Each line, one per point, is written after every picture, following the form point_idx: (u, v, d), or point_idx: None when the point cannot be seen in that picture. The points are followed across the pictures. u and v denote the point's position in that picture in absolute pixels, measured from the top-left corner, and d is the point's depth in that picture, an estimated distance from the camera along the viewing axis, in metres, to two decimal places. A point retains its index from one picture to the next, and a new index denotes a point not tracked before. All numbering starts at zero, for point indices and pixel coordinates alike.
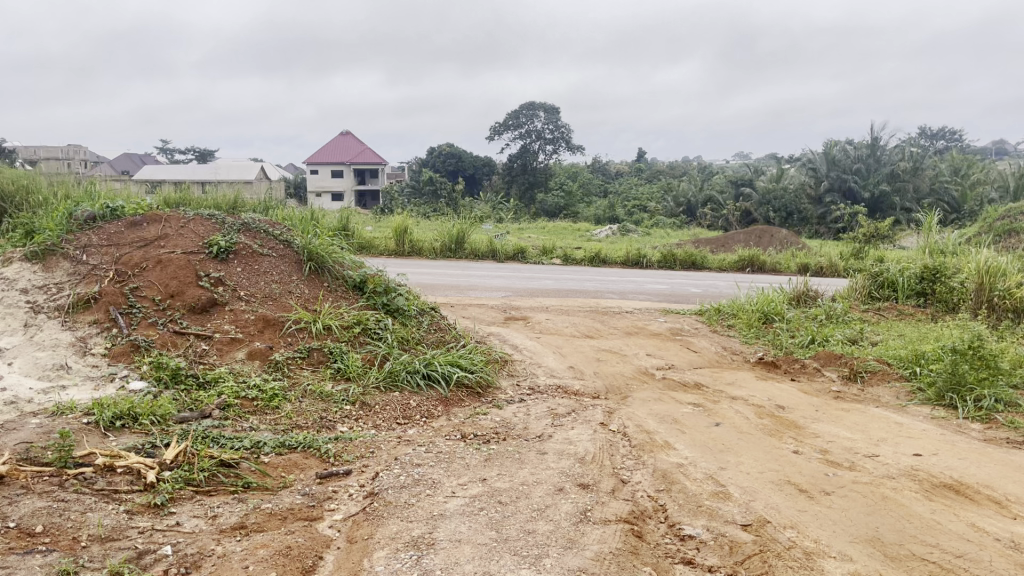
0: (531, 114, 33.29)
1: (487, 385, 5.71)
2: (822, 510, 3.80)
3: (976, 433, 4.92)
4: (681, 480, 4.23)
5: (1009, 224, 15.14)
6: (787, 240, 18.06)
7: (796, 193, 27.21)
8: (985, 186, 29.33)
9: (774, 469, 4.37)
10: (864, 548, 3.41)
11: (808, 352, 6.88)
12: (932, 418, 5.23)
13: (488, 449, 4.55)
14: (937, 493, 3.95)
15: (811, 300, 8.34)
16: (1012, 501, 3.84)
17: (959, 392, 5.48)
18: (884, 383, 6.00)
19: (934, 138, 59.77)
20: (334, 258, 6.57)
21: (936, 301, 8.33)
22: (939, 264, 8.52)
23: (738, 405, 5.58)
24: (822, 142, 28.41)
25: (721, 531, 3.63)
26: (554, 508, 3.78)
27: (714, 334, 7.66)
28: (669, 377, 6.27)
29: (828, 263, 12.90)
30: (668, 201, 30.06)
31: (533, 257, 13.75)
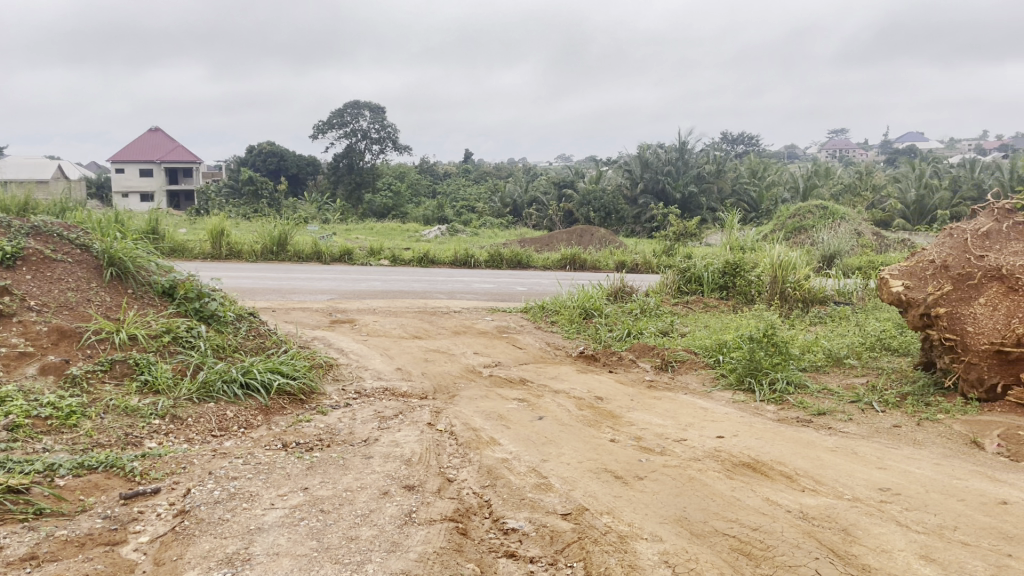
0: (356, 112, 32.64)
1: (310, 391, 5.55)
2: (635, 495, 4.00)
3: (772, 413, 5.37)
4: (506, 475, 4.31)
5: (798, 222, 16.59)
6: (605, 238, 18.88)
7: (613, 195, 28.50)
8: (780, 187, 31.96)
9: (592, 458, 4.55)
10: (672, 528, 3.62)
11: (624, 344, 7.22)
12: (733, 402, 5.64)
13: (311, 457, 4.43)
14: (737, 472, 4.27)
15: (627, 295, 8.78)
16: (801, 474, 4.21)
17: (757, 376, 5.95)
18: (692, 371, 6.43)
19: (734, 143, 64.77)
20: (139, 263, 6.15)
21: (737, 294, 8.98)
22: (738, 259, 9.19)
23: (560, 398, 5.76)
24: (637, 144, 29.92)
25: (542, 523, 3.73)
26: (378, 512, 3.74)
27: (538, 331, 7.87)
28: (495, 374, 6.38)
29: (643, 260, 13.64)
30: (495, 201, 30.67)
31: (359, 258, 13.55)
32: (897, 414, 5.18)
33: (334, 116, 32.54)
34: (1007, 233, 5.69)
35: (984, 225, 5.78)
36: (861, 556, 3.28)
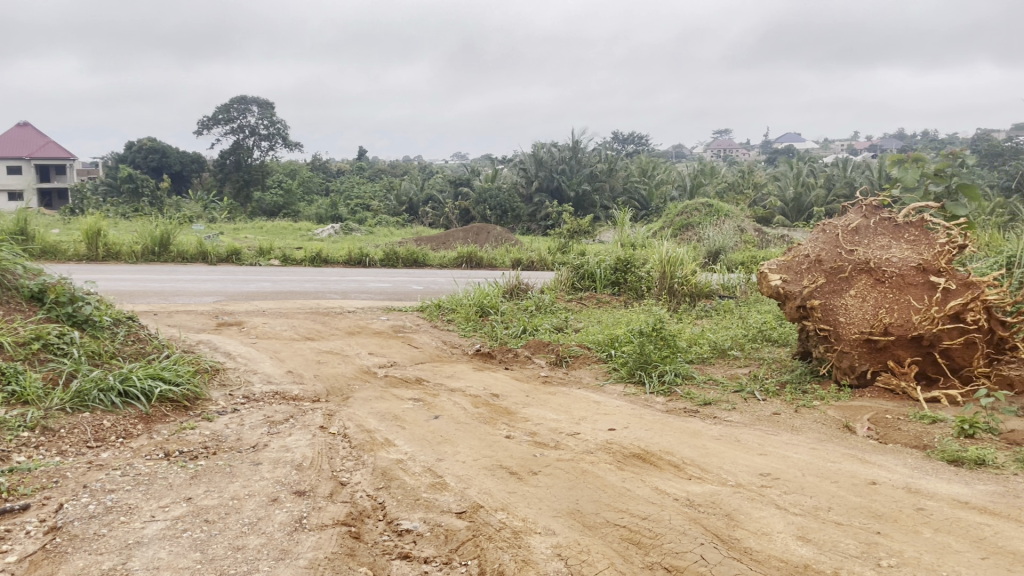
0: (243, 108, 31.61)
1: (195, 397, 5.34)
2: (529, 490, 4.04)
3: (661, 405, 5.53)
4: (400, 476, 4.27)
5: (686, 220, 17.13)
6: (501, 236, 18.97)
7: (508, 193, 28.69)
8: (669, 185, 32.93)
9: (487, 455, 4.56)
10: (565, 521, 3.67)
11: (519, 340, 7.27)
12: (625, 395, 5.78)
13: (196, 466, 4.26)
14: (628, 463, 4.37)
15: (523, 292, 8.85)
16: (688, 463, 4.35)
17: (647, 369, 6.10)
18: (585, 366, 6.54)
19: (625, 142, 66.31)
20: (3, 266, 5.75)
21: (628, 290, 9.19)
22: (629, 256, 9.40)
23: (456, 396, 5.75)
24: (531, 143, 30.20)
25: (437, 522, 3.71)
26: (266, 519, 3.63)
27: (434, 329, 7.83)
28: (390, 374, 6.30)
29: (539, 258, 13.79)
30: (390, 199, 30.38)
31: (248, 257, 13.14)
32: (776, 402, 5.43)
33: (220, 112, 31.36)
34: (874, 228, 6.04)
35: (853, 221, 6.12)
36: (743, 539, 3.41)
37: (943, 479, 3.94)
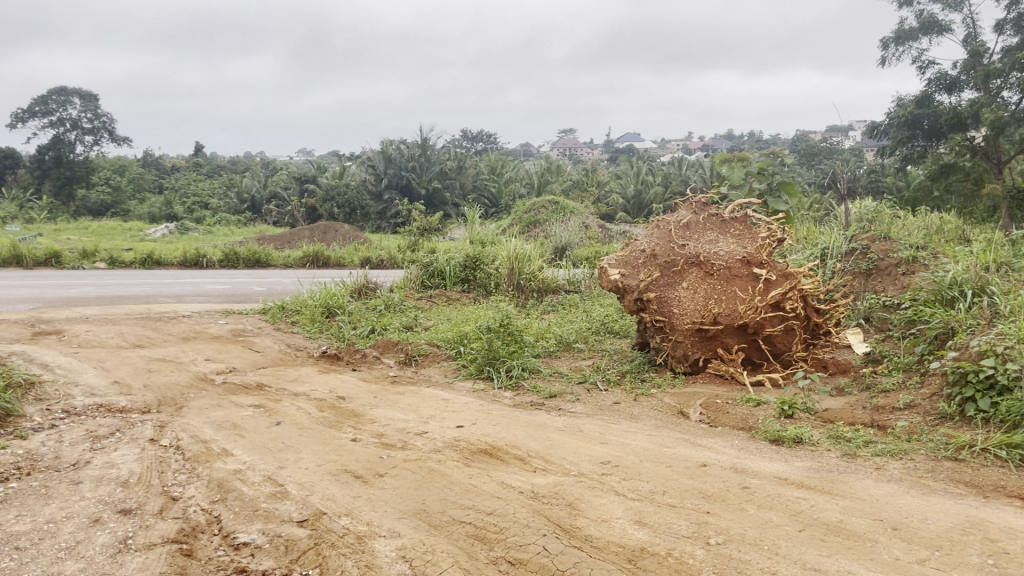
0: (62, 99, 29.28)
1: (6, 414, 4.87)
2: (374, 493, 3.97)
3: (509, 400, 5.59)
4: (238, 487, 4.08)
5: (533, 217, 17.48)
6: (349, 235, 18.63)
7: (357, 190, 28.18)
8: (518, 183, 33.48)
9: (331, 460, 4.44)
10: (410, 522, 3.63)
11: (367, 341, 7.15)
12: (474, 391, 5.79)
13: (5, 490, 3.89)
14: (475, 459, 4.39)
15: (371, 291, 8.71)
16: (533, 456, 4.42)
17: (495, 365, 6.15)
18: (435, 364, 6.51)
19: (474, 140, 66.70)
20: None
21: (478, 286, 9.25)
22: (478, 253, 9.46)
23: (300, 401, 5.56)
24: (379, 140, 29.82)
25: (276, 533, 3.57)
26: (87, 542, 3.37)
27: (277, 332, 7.56)
28: (230, 381, 6.02)
29: (388, 256, 13.64)
30: (231, 197, 29.10)
31: (70, 260, 12.18)
32: (618, 392, 5.62)
33: (37, 103, 28.84)
34: (703, 224, 6.38)
35: (685, 217, 6.43)
36: (584, 527, 3.50)
37: (766, 458, 4.22)
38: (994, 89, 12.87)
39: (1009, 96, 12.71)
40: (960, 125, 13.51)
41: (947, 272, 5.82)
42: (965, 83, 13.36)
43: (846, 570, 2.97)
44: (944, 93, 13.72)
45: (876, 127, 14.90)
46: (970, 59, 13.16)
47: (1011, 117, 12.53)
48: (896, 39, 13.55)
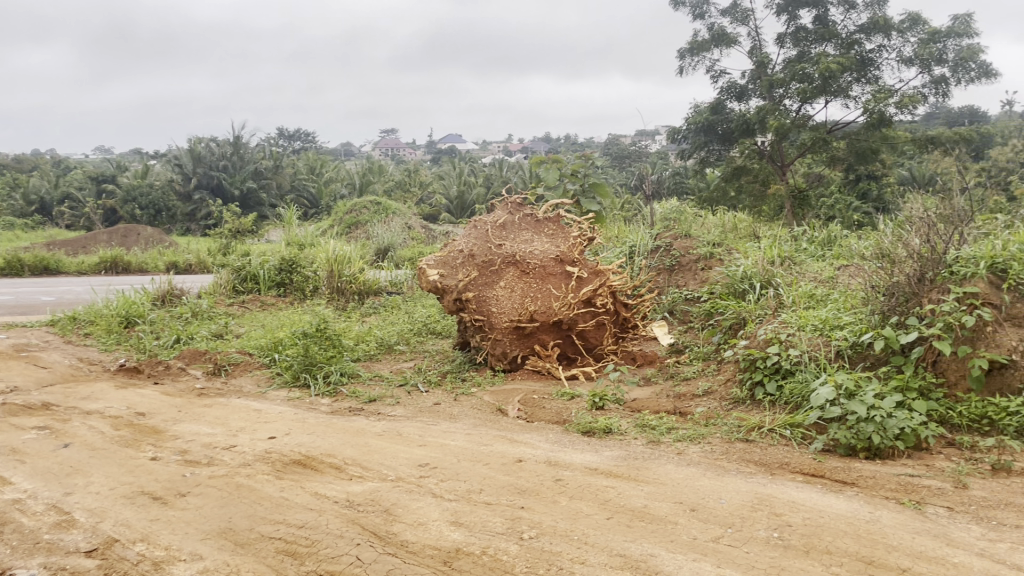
0: None
1: None
2: (175, 514, 3.70)
3: (326, 406, 5.42)
4: (15, 519, 3.67)
5: (354, 217, 17.19)
6: (153, 238, 17.48)
7: (162, 191, 26.44)
8: (338, 183, 32.79)
9: (127, 482, 4.10)
10: (215, 543, 3.42)
11: (172, 351, 6.70)
12: (288, 399, 5.57)
13: None
14: (287, 471, 4.21)
15: (177, 298, 8.20)
16: (349, 463, 4.30)
17: (311, 371, 5.94)
18: (247, 373, 6.21)
19: (292, 138, 64.65)
20: None
21: (294, 290, 8.94)
22: (294, 256, 9.16)
23: (92, 420, 5.11)
24: (187, 138, 28.19)
25: (60, 566, 3.24)
26: None
27: (68, 345, 6.92)
28: (9, 402, 5.42)
29: (197, 261, 12.91)
30: (15, 198, 26.42)
31: None
32: (438, 392, 5.61)
33: None
34: (518, 224, 6.49)
35: (501, 217, 6.51)
36: (399, 533, 3.44)
37: (578, 450, 4.35)
38: (777, 97, 13.85)
39: (789, 105, 13.86)
40: (748, 132, 14.32)
41: (739, 266, 6.27)
42: (752, 92, 14.46)
43: (649, 554, 3.10)
44: (735, 101, 14.79)
45: (677, 132, 15.81)
46: (755, 69, 14.27)
47: (791, 124, 13.66)
48: (691, 50, 14.48)
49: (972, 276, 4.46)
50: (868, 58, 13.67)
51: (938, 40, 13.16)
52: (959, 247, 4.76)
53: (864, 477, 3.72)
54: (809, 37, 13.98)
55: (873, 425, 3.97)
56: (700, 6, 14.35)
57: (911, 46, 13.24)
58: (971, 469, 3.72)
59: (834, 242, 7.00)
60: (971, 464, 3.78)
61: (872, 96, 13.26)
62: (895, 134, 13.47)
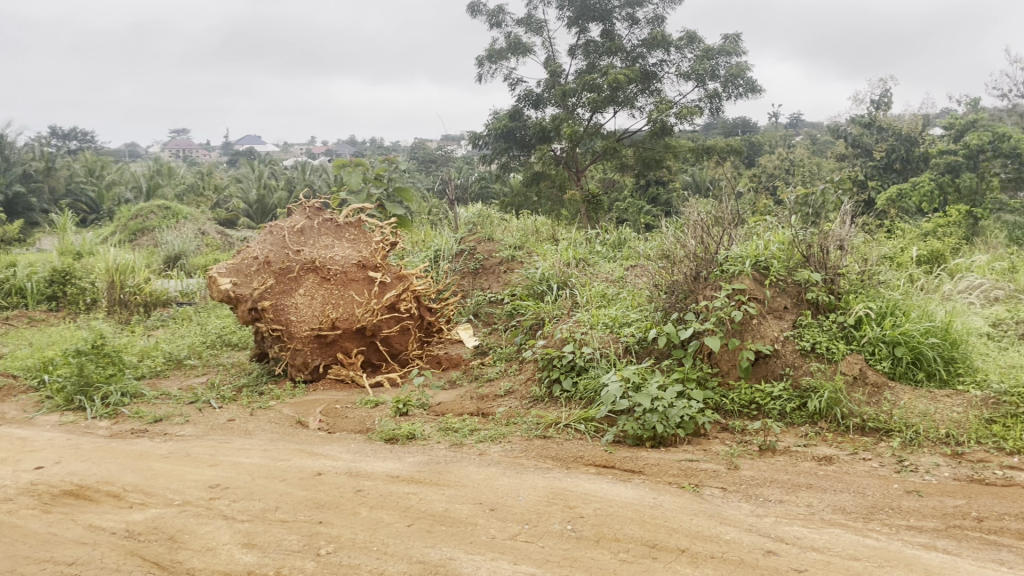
0: None
1: None
2: None
3: (105, 430, 4.98)
4: None
5: (139, 224, 16.01)
6: None
7: None
8: (122, 187, 30.40)
9: None
10: None
11: None
12: (61, 424, 5.06)
13: None
14: (56, 504, 3.82)
15: None
16: (130, 490, 3.98)
17: (87, 393, 5.45)
18: (11, 399, 5.58)
19: (67, 138, 59.21)
20: None
21: (69, 303, 8.19)
22: (67, 266, 8.41)
23: None
24: None
25: None
26: None
27: None
28: None
29: None
30: None
31: None
32: (233, 408, 5.32)
33: None
34: (318, 229, 6.28)
35: (299, 222, 6.24)
36: (185, 561, 3.22)
37: (380, 458, 4.28)
38: (570, 106, 14.39)
39: (582, 114, 14.46)
40: (545, 138, 14.75)
41: (537, 268, 6.50)
42: (547, 101, 14.99)
43: (448, 558, 3.11)
44: (532, 109, 15.25)
45: (478, 138, 16.03)
46: (549, 79, 14.80)
47: (584, 132, 14.27)
48: (489, 57, 14.79)
49: (740, 273, 4.93)
50: (651, 72, 14.61)
51: (711, 57, 14.28)
52: (729, 247, 5.22)
53: (650, 465, 3.95)
54: (598, 50, 14.68)
55: (657, 414, 4.23)
56: (496, 15, 14.68)
57: (689, 62, 14.26)
58: (742, 451, 4.05)
59: (624, 244, 7.41)
60: (741, 445, 4.12)
61: (655, 107, 14.20)
62: (676, 143, 14.50)
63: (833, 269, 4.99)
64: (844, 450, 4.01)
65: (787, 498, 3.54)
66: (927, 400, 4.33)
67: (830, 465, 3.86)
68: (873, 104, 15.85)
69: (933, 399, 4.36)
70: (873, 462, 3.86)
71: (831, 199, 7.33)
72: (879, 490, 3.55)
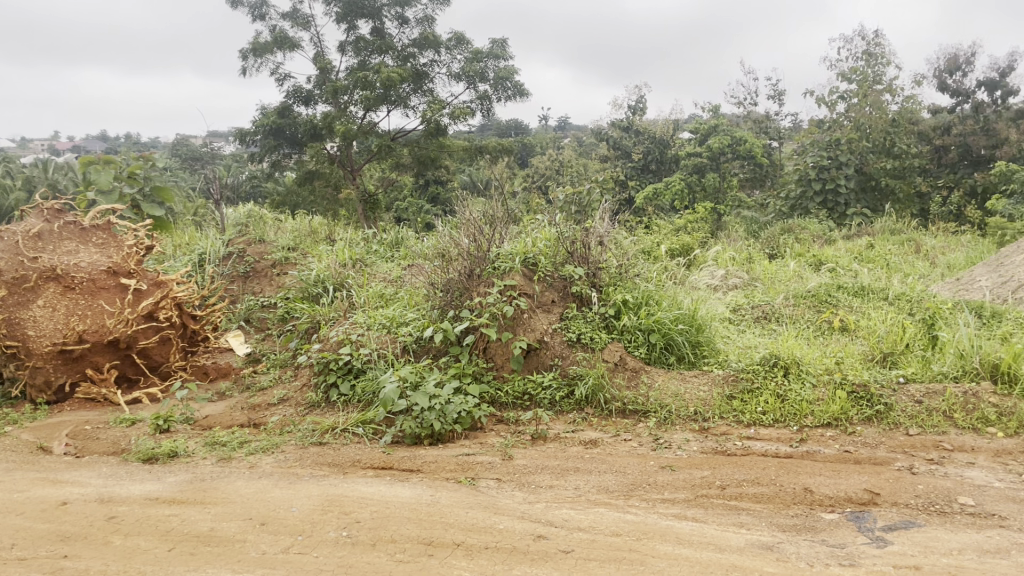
0: None
1: None
2: None
3: None
4: None
5: None
6: None
7: None
8: None
9: None
10: None
11: None
12: None
13: None
14: None
15: None
16: None
17: None
18: None
19: None
20: None
21: None
22: None
23: None
24: None
25: None
26: None
27: None
28: None
29: None
30: None
31: None
32: None
33: None
34: (59, 233, 5.64)
35: (35, 226, 5.54)
36: None
37: (136, 480, 3.94)
38: (342, 103, 14.09)
39: (355, 111, 14.21)
40: (317, 136, 14.30)
41: (311, 270, 6.33)
42: (318, 98, 14.61)
43: None
44: (302, 106, 14.80)
45: (245, 134, 15.18)
46: (319, 75, 14.43)
47: (358, 130, 13.99)
48: (254, 51, 14.16)
49: (510, 270, 5.09)
50: (423, 71, 14.74)
51: (481, 59, 14.64)
52: (499, 245, 5.37)
53: (427, 463, 3.96)
54: (369, 47, 14.44)
55: (435, 412, 4.24)
56: (259, 7, 14.07)
57: (459, 63, 14.50)
58: (515, 441, 4.18)
59: (401, 244, 7.39)
60: (515, 436, 4.24)
61: (428, 107, 14.36)
62: (450, 143, 14.74)
63: (594, 263, 5.32)
64: (607, 433, 4.26)
65: (556, 482, 3.69)
66: (678, 381, 4.71)
67: (595, 448, 4.09)
68: (631, 109, 17.03)
69: (684, 379, 4.76)
70: (634, 442, 4.13)
71: (595, 197, 7.77)
72: (638, 468, 3.81)
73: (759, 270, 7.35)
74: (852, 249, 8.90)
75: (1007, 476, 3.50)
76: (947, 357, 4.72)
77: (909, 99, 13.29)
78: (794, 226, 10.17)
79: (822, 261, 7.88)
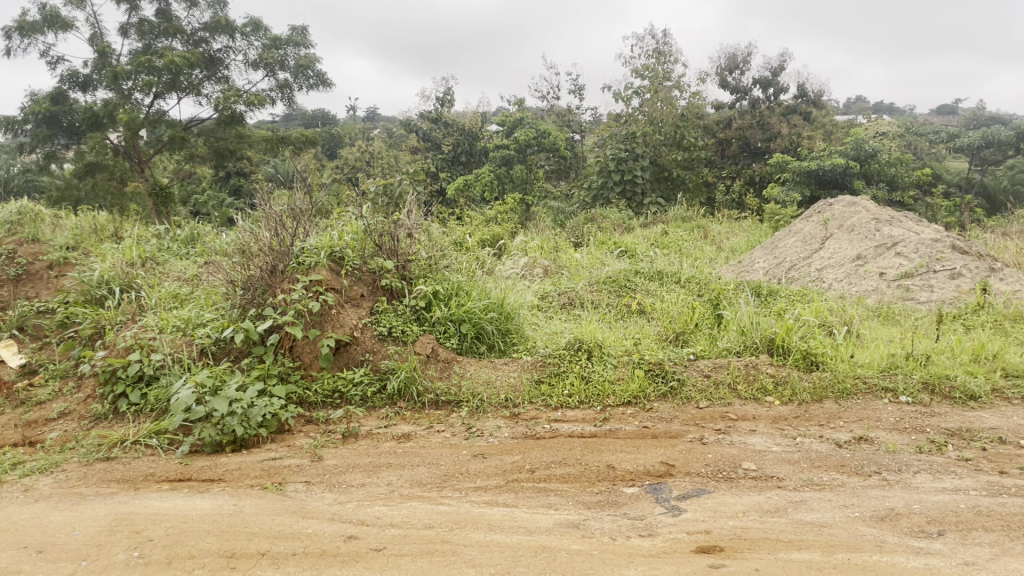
0: None
1: None
2: None
3: None
4: None
5: None
6: None
7: None
8: None
9: None
10: None
11: None
12: None
13: None
14: None
15: None
16: None
17: None
18: None
19: None
20: None
21: None
22: None
23: None
24: None
25: None
26: None
27: None
28: None
29: None
30: None
31: None
32: None
33: None
34: None
35: None
36: None
37: None
38: (125, 90, 12.99)
39: (139, 99, 13.18)
40: (96, 125, 13.08)
41: (94, 270, 5.80)
42: (97, 83, 13.45)
43: None
44: (78, 91, 13.55)
45: (10, 123, 13.64)
46: (97, 58, 13.28)
47: (144, 119, 12.99)
48: (18, 30, 12.76)
49: (316, 264, 4.94)
50: (216, 58, 14.08)
51: (280, 47, 14.09)
52: (303, 239, 5.19)
53: (230, 470, 3.76)
54: (154, 30, 13.40)
55: (237, 417, 4.03)
56: None
57: (256, 50, 13.84)
58: (324, 441, 4.05)
59: (197, 240, 6.98)
60: (324, 436, 4.12)
61: (221, 94, 13.64)
62: (249, 132, 14.15)
63: (403, 256, 5.29)
64: (420, 425, 4.24)
65: (368, 480, 3.62)
66: (489, 369, 4.78)
67: (408, 442, 4.05)
68: (440, 101, 17.09)
69: (494, 367, 4.83)
70: (446, 432, 4.14)
71: (402, 189, 7.73)
72: (451, 458, 3.82)
73: (563, 258, 7.61)
74: (648, 236, 9.44)
75: (783, 440, 3.84)
76: (730, 334, 5.12)
77: (695, 96, 14.26)
78: (596, 215, 10.66)
79: (621, 248, 8.30)
